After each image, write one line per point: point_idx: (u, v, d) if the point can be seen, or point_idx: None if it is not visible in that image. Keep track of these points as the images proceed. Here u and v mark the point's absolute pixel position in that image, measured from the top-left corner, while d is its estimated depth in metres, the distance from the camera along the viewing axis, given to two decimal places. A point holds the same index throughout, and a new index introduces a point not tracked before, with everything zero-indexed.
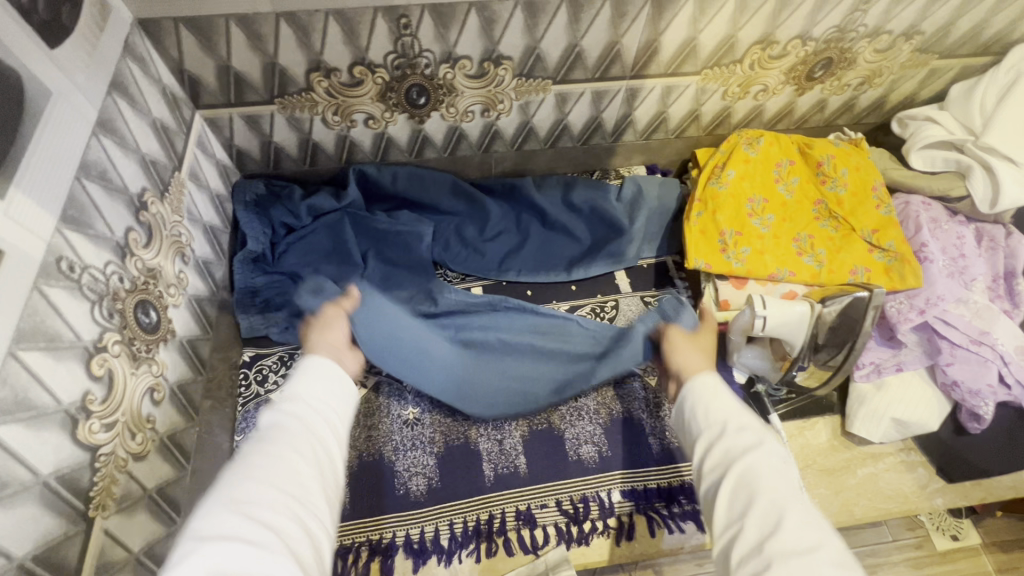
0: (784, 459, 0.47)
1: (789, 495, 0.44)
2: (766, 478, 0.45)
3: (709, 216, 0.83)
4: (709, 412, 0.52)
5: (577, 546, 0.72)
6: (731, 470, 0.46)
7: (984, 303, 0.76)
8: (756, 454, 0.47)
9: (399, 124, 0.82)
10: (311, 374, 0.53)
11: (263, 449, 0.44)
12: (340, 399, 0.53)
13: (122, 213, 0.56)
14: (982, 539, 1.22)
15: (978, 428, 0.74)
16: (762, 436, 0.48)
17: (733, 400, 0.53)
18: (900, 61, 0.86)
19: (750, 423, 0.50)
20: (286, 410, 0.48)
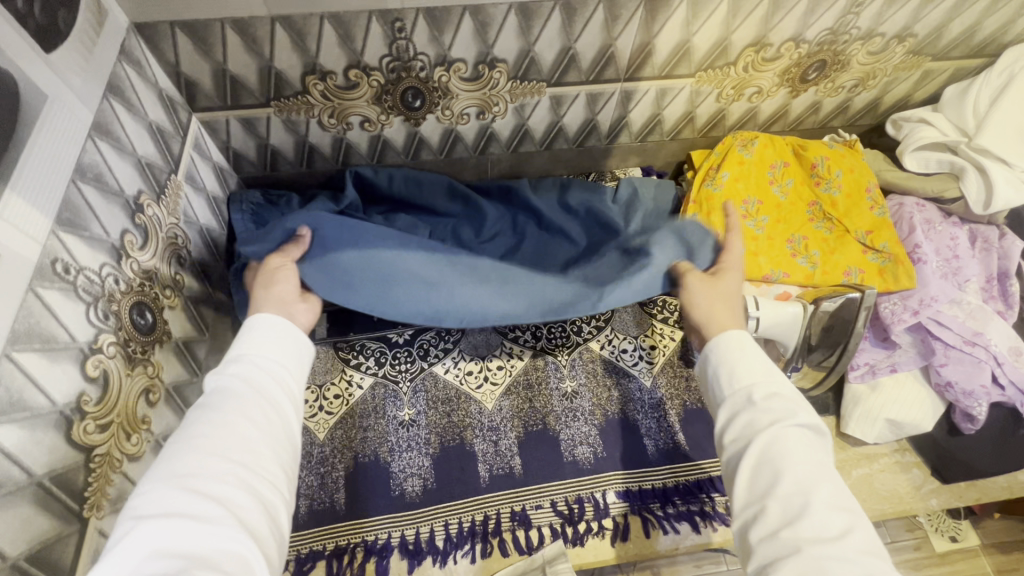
0: (810, 430, 0.48)
1: (817, 475, 0.44)
2: (792, 458, 0.45)
3: (704, 217, 0.83)
4: (733, 375, 0.52)
5: (572, 547, 0.72)
6: (755, 446, 0.47)
7: (978, 304, 0.76)
8: (782, 429, 0.46)
9: (394, 126, 0.82)
10: (260, 333, 0.53)
11: (207, 416, 0.45)
12: (293, 359, 0.53)
13: (118, 215, 0.56)
14: (980, 540, 1.22)
15: (972, 428, 0.74)
16: (790, 407, 0.48)
17: (761, 360, 0.53)
18: (894, 63, 0.87)
19: (777, 393, 0.50)
20: (232, 374, 0.49)
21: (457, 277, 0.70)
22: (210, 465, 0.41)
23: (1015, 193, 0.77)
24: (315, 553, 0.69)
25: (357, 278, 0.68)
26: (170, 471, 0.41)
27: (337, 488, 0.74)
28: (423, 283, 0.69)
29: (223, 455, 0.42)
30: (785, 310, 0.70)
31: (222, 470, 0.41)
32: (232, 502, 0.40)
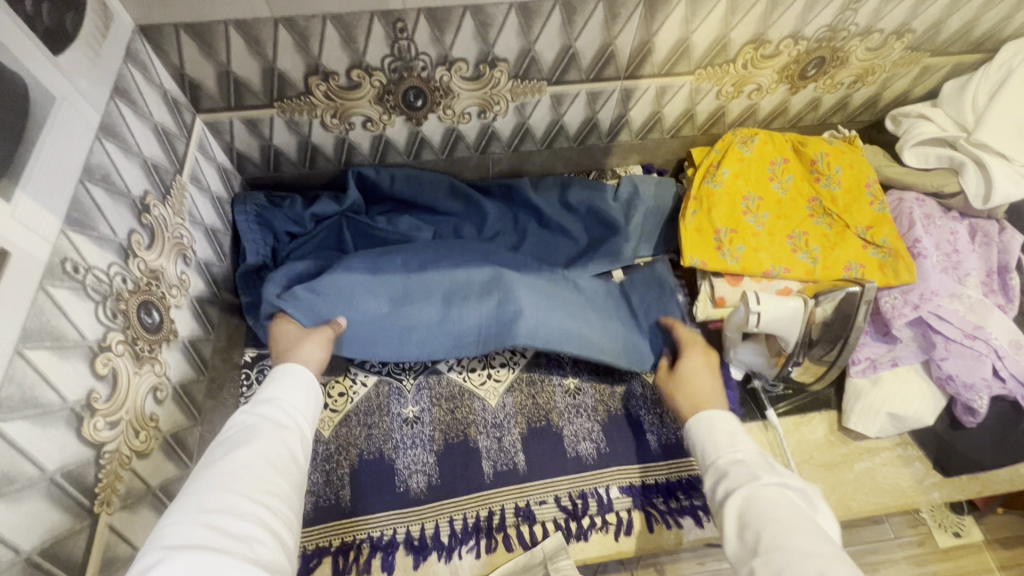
0: (782, 486, 0.54)
1: (789, 524, 0.49)
2: (763, 510, 0.51)
3: (704, 214, 0.84)
4: (711, 449, 0.61)
5: (577, 542, 0.73)
6: (734, 508, 0.53)
7: (978, 298, 0.77)
8: (750, 488, 0.54)
9: (396, 126, 0.83)
10: (281, 380, 0.59)
11: (227, 451, 0.49)
12: (304, 404, 0.58)
13: (125, 215, 0.57)
14: (983, 536, 1.22)
15: (973, 421, 0.74)
16: (757, 470, 0.56)
17: (731, 429, 0.63)
18: (893, 59, 0.87)
19: (748, 460, 0.58)
20: (253, 413, 0.54)
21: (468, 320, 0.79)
22: (228, 493, 0.45)
23: (1015, 187, 0.77)
24: (321, 549, 0.70)
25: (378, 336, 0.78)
26: (192, 498, 0.44)
27: (342, 485, 0.74)
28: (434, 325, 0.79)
29: (241, 484, 0.46)
30: (785, 304, 0.71)
31: (239, 497, 0.45)
32: (246, 526, 0.43)
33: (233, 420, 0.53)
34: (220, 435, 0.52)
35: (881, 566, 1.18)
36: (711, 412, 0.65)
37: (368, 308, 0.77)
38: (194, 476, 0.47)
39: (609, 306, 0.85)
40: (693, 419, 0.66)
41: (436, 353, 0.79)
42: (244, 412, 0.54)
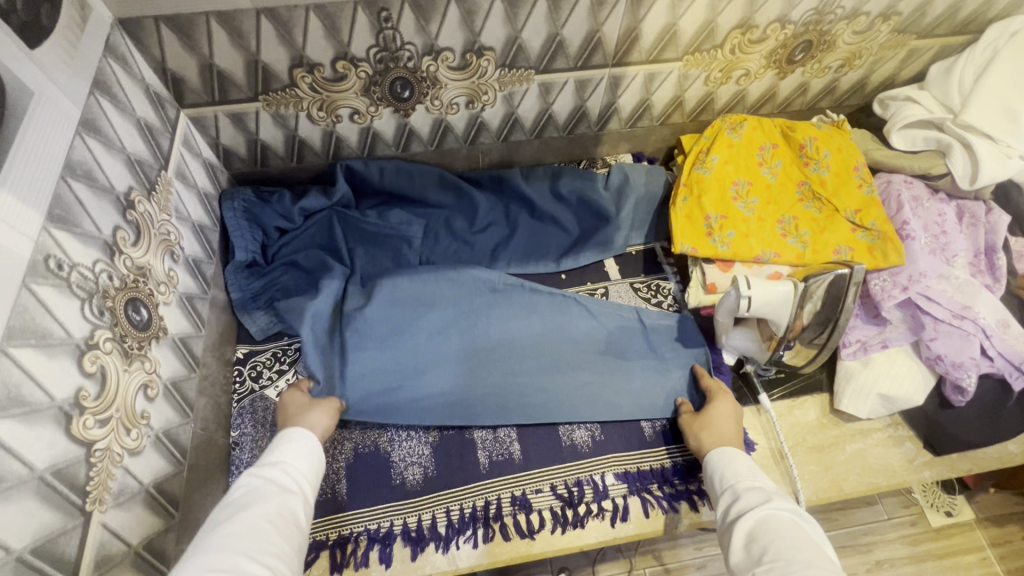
0: (796, 513, 0.55)
1: (796, 542, 0.50)
2: (772, 529, 0.52)
3: (695, 201, 0.84)
4: (724, 477, 0.64)
5: (573, 529, 0.73)
6: (745, 525, 0.55)
7: (966, 278, 0.77)
8: (761, 510, 0.55)
9: (384, 118, 0.82)
10: (288, 443, 0.62)
11: (232, 513, 0.50)
12: (307, 468, 0.60)
13: (109, 212, 0.56)
14: (975, 514, 1.24)
15: (962, 400, 0.76)
16: (770, 496, 0.58)
17: (750, 463, 0.65)
18: (879, 42, 0.87)
19: (766, 490, 0.60)
20: (257, 475, 0.56)
21: (466, 375, 0.81)
22: (231, 552, 0.45)
23: (1000, 167, 0.78)
24: (318, 543, 0.70)
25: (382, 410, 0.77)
26: (197, 560, 0.45)
27: (338, 479, 0.74)
28: (439, 395, 0.79)
29: (242, 544, 0.47)
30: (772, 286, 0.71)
31: (242, 555, 0.45)
32: None
33: (238, 483, 0.55)
34: (224, 497, 0.53)
35: (876, 547, 1.20)
36: (732, 448, 0.68)
37: (373, 385, 0.79)
38: (199, 539, 0.48)
39: (629, 338, 0.85)
40: (717, 450, 0.68)
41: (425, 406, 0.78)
42: (251, 474, 0.56)
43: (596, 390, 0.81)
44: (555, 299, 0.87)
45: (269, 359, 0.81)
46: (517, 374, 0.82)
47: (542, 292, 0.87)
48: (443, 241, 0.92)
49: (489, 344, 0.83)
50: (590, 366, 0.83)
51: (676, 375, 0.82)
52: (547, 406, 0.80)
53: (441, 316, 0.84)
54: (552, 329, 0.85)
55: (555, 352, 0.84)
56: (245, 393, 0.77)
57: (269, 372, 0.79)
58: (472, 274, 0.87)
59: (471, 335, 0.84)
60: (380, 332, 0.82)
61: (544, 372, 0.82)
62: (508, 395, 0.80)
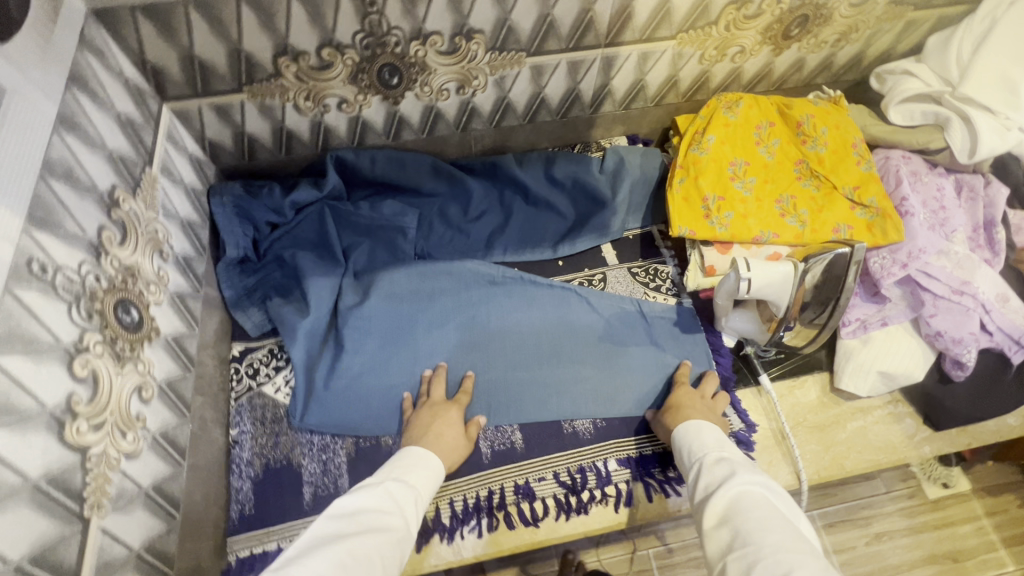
0: (765, 488, 0.55)
1: (767, 524, 0.49)
2: (743, 511, 0.52)
3: (691, 182, 0.83)
4: (693, 452, 0.64)
5: (577, 516, 0.73)
6: (715, 508, 0.54)
7: (965, 253, 0.77)
8: (730, 488, 0.55)
9: (373, 107, 0.80)
10: (419, 467, 0.64)
11: (356, 524, 0.53)
12: (423, 497, 0.62)
13: (93, 211, 0.54)
14: (971, 485, 1.26)
15: (961, 375, 0.76)
16: (736, 468, 0.58)
17: (717, 434, 0.66)
18: (877, 14, 0.85)
19: (733, 461, 0.60)
20: (386, 493, 0.58)
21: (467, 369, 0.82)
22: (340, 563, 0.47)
23: (999, 140, 0.78)
24: None
25: (378, 412, 0.78)
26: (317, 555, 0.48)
27: (341, 473, 0.74)
28: None
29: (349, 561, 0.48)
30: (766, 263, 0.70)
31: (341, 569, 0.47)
32: None
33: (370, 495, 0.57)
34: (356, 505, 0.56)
35: (875, 520, 1.22)
36: (692, 420, 0.69)
37: (370, 389, 0.79)
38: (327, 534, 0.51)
39: (629, 327, 0.85)
40: (680, 427, 0.70)
41: None
42: (378, 489, 0.58)
43: (596, 380, 0.81)
44: (556, 291, 0.87)
45: (266, 356, 0.81)
46: (518, 369, 0.82)
47: (541, 285, 0.87)
48: (439, 231, 0.92)
49: (487, 338, 0.83)
50: (591, 356, 0.83)
51: (674, 358, 0.83)
52: (548, 401, 0.80)
53: (439, 311, 0.84)
54: (552, 319, 0.85)
55: (556, 345, 0.84)
56: (243, 390, 0.78)
57: (266, 369, 0.79)
58: (469, 268, 0.87)
59: (469, 329, 0.84)
60: (380, 328, 0.82)
61: (545, 366, 0.82)
62: (511, 389, 0.80)
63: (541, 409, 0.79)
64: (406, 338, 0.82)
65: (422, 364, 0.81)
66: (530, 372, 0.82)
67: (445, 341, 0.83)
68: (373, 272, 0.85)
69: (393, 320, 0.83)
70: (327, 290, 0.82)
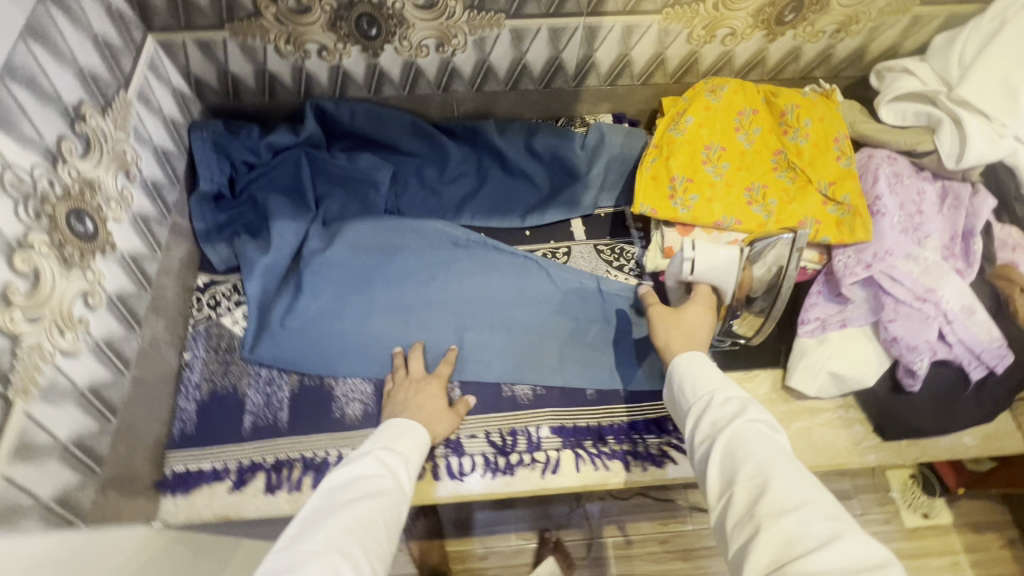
0: (771, 425, 0.52)
1: (778, 457, 0.47)
2: (751, 445, 0.49)
3: (662, 162, 0.82)
4: (696, 384, 0.58)
5: (502, 476, 0.74)
6: (716, 445, 0.51)
7: (934, 261, 0.74)
8: (739, 422, 0.51)
9: (353, 57, 0.82)
10: (400, 432, 0.64)
11: (353, 495, 0.53)
12: (415, 458, 0.62)
13: (54, 120, 0.57)
14: (954, 519, 1.22)
15: (913, 384, 0.74)
16: (744, 403, 0.53)
17: (719, 370, 0.59)
18: (878, 7, 0.82)
19: (737, 394, 0.55)
20: (379, 461, 0.58)
21: (418, 324, 0.83)
22: (344, 539, 0.48)
23: (990, 148, 0.74)
24: (255, 464, 0.73)
25: (328, 356, 0.80)
26: (314, 535, 0.48)
27: (281, 408, 0.77)
28: (388, 341, 0.81)
29: (351, 538, 0.49)
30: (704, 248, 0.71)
31: (344, 546, 0.47)
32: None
33: (363, 463, 0.57)
34: (353, 476, 0.55)
35: None
36: (702, 355, 0.62)
37: (322, 331, 0.81)
38: (323, 509, 0.51)
39: (584, 303, 0.85)
40: (683, 355, 0.62)
41: (371, 356, 0.80)
42: (369, 457, 0.58)
43: (543, 350, 0.82)
44: (518, 259, 0.87)
45: (229, 290, 0.84)
46: (468, 330, 0.83)
47: (505, 252, 0.88)
48: (413, 189, 0.93)
49: (443, 298, 0.84)
50: (543, 326, 0.84)
51: (624, 337, 0.83)
52: (492, 363, 0.81)
53: (401, 267, 0.86)
54: (509, 286, 0.86)
55: (510, 311, 0.84)
56: (202, 318, 0.81)
57: (227, 303, 0.83)
58: (436, 228, 0.88)
59: (427, 286, 0.85)
60: (341, 275, 0.84)
61: (496, 331, 0.83)
62: (458, 348, 0.82)
63: (484, 370, 0.80)
64: (365, 287, 0.84)
65: (376, 314, 0.83)
66: (480, 335, 0.83)
67: (401, 295, 0.84)
68: (341, 221, 0.87)
69: (355, 269, 0.85)
70: (293, 234, 0.84)
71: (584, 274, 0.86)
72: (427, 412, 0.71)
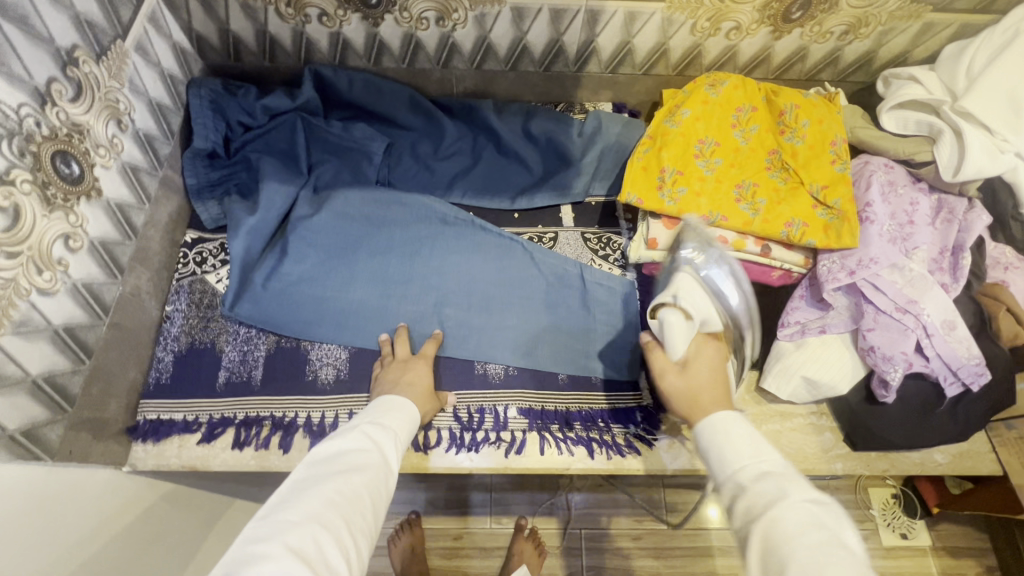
0: (816, 503, 0.45)
1: (824, 562, 0.40)
2: (791, 544, 0.42)
3: (655, 153, 0.81)
4: (724, 456, 0.51)
5: (467, 452, 0.75)
6: (752, 541, 0.45)
7: (920, 273, 0.72)
8: (773, 513, 0.45)
9: (353, 25, 0.83)
10: (389, 409, 0.65)
11: (338, 468, 0.53)
12: (403, 435, 0.63)
13: (46, 62, 0.58)
14: (931, 542, 1.21)
15: (885, 396, 0.72)
16: (783, 486, 0.47)
17: (746, 432, 0.52)
18: (889, 10, 0.80)
19: (773, 472, 0.48)
20: (367, 436, 0.59)
21: (398, 297, 0.83)
22: (326, 512, 0.49)
23: (989, 162, 0.71)
24: (226, 419, 0.74)
25: (305, 321, 0.80)
26: (297, 506, 0.49)
27: (256, 366, 0.78)
28: (367, 311, 0.82)
29: (333, 510, 0.49)
30: (682, 326, 0.62)
31: (325, 519, 0.48)
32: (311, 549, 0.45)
33: (351, 438, 0.58)
34: (340, 450, 0.56)
35: None
36: (730, 414, 0.54)
37: (302, 296, 0.81)
38: (307, 480, 0.52)
39: (565, 289, 0.85)
40: (706, 422, 0.54)
41: (347, 325, 0.81)
42: (358, 432, 0.58)
43: (519, 332, 0.82)
44: (503, 241, 0.87)
45: (216, 248, 0.85)
46: (446, 307, 0.83)
47: (491, 232, 0.87)
48: (406, 163, 0.93)
49: (425, 273, 0.85)
50: (521, 309, 0.83)
51: (602, 325, 0.82)
52: (467, 341, 0.81)
53: (386, 238, 0.86)
54: (491, 266, 0.86)
55: (490, 291, 0.84)
56: (187, 274, 0.83)
57: (213, 261, 0.84)
58: (425, 203, 0.88)
59: (411, 260, 0.85)
60: (326, 241, 0.85)
61: (474, 310, 0.83)
62: (434, 323, 0.82)
63: (459, 347, 0.81)
64: (349, 256, 0.85)
65: (357, 283, 0.83)
66: (459, 313, 0.83)
67: (384, 267, 0.85)
68: (332, 189, 0.88)
69: (342, 238, 0.85)
70: (283, 198, 0.85)
71: (567, 260, 0.86)
72: (397, 380, 0.72)
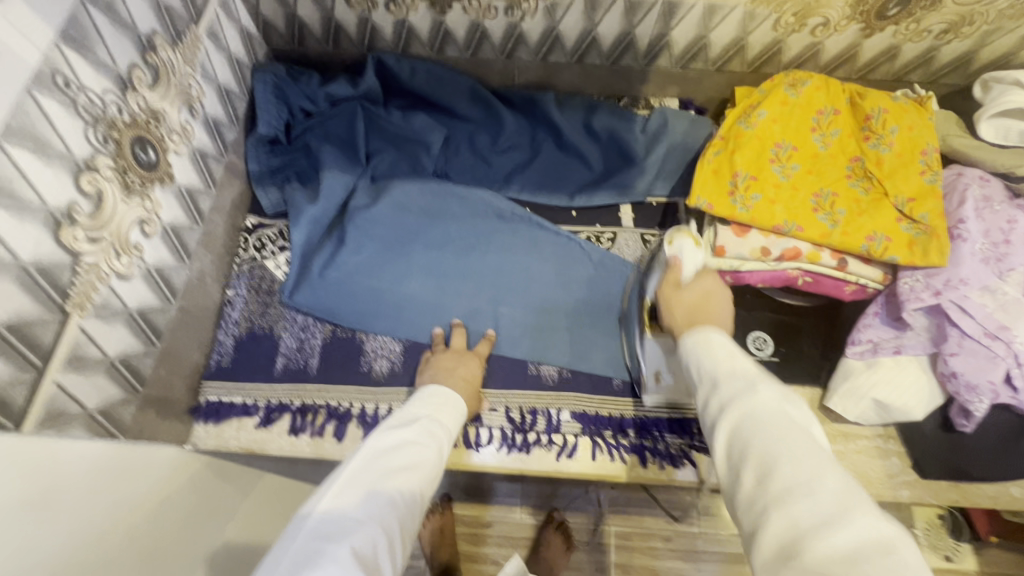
0: (785, 398, 0.47)
1: (788, 443, 0.42)
2: (756, 430, 0.44)
3: (726, 156, 0.77)
4: (701, 366, 0.52)
5: (518, 453, 0.74)
6: (721, 432, 0.47)
7: (1015, 297, 0.67)
8: (744, 403, 0.46)
9: (420, 12, 0.81)
10: (443, 404, 0.64)
11: (399, 467, 0.53)
12: (451, 434, 0.63)
13: (127, 47, 0.59)
14: (978, 567, 1.16)
15: (965, 426, 0.69)
16: (754, 380, 0.48)
17: (730, 345, 0.53)
18: (998, 8, 0.74)
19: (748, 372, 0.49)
20: (425, 434, 0.58)
21: (453, 293, 0.82)
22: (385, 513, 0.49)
23: None
24: (283, 405, 0.76)
25: (360, 312, 0.80)
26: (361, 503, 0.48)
27: (313, 354, 0.79)
28: (422, 306, 0.81)
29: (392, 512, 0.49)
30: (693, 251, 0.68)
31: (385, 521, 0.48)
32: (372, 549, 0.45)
33: (410, 433, 0.57)
34: (399, 444, 0.56)
35: None
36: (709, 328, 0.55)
37: (358, 287, 0.81)
38: (369, 472, 0.52)
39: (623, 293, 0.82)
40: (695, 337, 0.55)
41: (402, 318, 0.81)
42: (416, 429, 0.58)
43: (573, 335, 0.80)
44: (560, 239, 0.85)
45: (274, 234, 0.86)
46: (500, 304, 0.82)
47: (548, 230, 0.86)
48: (463, 154, 0.91)
49: (480, 269, 0.84)
50: (577, 310, 0.82)
51: None
52: (521, 340, 0.80)
53: (442, 232, 0.85)
54: (547, 265, 0.84)
55: (545, 291, 0.83)
56: (247, 259, 0.84)
57: (271, 247, 0.85)
58: (482, 197, 0.87)
59: (466, 255, 0.85)
60: (382, 232, 0.84)
61: (528, 309, 0.82)
62: (488, 321, 0.81)
63: (512, 346, 0.80)
64: (404, 248, 0.84)
65: (412, 277, 0.83)
66: (513, 311, 0.82)
67: (438, 261, 0.84)
68: (390, 179, 0.87)
69: (398, 230, 0.85)
70: (342, 188, 0.85)
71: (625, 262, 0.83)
72: (452, 369, 0.72)
